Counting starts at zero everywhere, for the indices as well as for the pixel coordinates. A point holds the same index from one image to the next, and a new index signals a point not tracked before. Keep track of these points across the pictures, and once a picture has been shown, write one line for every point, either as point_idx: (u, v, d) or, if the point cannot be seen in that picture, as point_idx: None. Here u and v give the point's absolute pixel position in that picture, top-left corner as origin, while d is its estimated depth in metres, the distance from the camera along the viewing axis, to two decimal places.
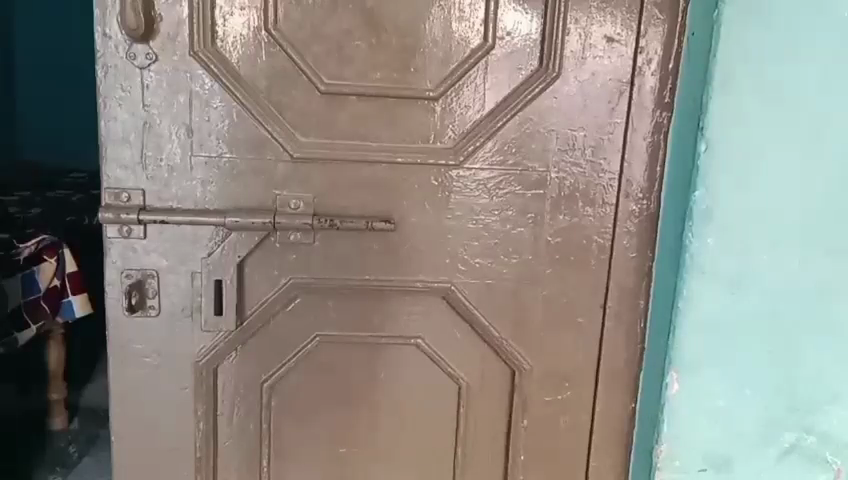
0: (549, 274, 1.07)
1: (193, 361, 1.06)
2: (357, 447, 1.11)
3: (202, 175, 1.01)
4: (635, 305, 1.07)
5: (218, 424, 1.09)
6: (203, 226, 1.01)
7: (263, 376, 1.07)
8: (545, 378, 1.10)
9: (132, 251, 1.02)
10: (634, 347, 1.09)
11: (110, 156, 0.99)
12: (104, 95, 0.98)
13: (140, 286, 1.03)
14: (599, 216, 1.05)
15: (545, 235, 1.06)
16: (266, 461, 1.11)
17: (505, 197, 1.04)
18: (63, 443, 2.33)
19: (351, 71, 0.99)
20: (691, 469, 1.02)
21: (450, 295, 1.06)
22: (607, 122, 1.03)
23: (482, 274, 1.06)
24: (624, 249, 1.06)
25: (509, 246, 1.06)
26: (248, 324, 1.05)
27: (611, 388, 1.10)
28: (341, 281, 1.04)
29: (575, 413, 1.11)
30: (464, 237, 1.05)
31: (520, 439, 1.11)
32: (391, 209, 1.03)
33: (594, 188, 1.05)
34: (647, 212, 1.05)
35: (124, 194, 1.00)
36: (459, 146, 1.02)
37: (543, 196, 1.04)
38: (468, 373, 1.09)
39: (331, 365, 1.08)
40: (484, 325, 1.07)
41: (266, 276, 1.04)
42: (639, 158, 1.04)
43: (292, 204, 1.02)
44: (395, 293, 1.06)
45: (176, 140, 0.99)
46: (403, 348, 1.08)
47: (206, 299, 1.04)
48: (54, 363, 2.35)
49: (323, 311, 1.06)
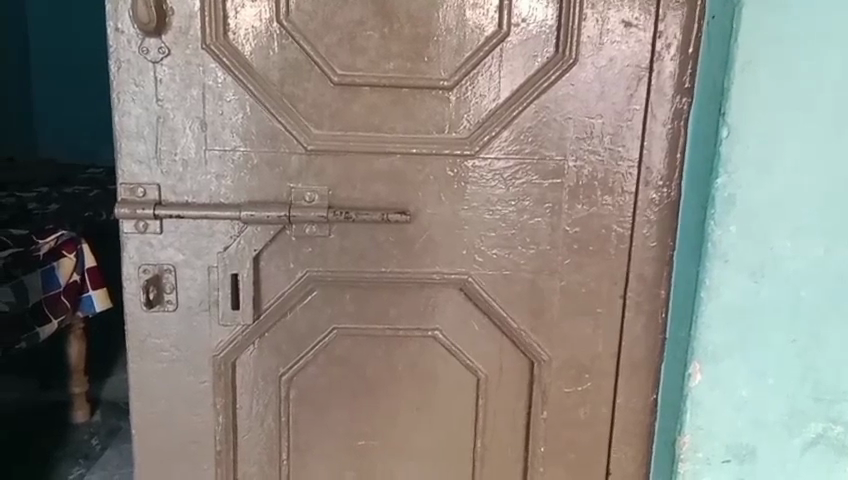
0: (567, 264, 1.05)
1: (211, 355, 1.06)
2: (375, 439, 1.11)
3: (216, 169, 1.00)
4: (655, 295, 1.06)
5: (236, 417, 1.09)
6: (218, 221, 1.01)
7: (281, 370, 1.07)
8: (565, 370, 1.09)
9: (148, 246, 1.02)
10: (655, 337, 1.07)
11: (125, 150, 0.99)
12: (117, 90, 0.97)
13: (157, 281, 1.03)
14: (619, 205, 1.04)
15: (563, 225, 1.04)
16: (286, 454, 1.11)
17: (522, 188, 1.03)
18: (86, 436, 2.36)
19: (364, 62, 0.98)
20: (714, 460, 1.00)
21: (467, 287, 1.05)
22: (625, 109, 1.01)
23: (499, 265, 1.05)
24: (643, 238, 1.04)
25: (526, 237, 1.04)
26: (265, 318, 1.05)
27: (632, 379, 1.09)
28: (357, 274, 1.04)
29: (595, 405, 1.10)
30: (480, 228, 1.04)
31: (539, 431, 1.10)
32: (407, 201, 1.02)
33: (613, 177, 1.03)
34: (668, 200, 1.03)
35: (139, 189, 1.00)
36: (474, 136, 1.01)
37: (560, 185, 1.03)
38: (486, 365, 1.08)
39: (347, 357, 1.08)
40: (501, 317, 1.06)
41: (281, 269, 1.03)
42: (658, 145, 1.02)
43: (307, 198, 1.01)
44: (411, 285, 1.05)
45: (190, 134, 0.99)
46: (420, 341, 1.07)
47: (222, 293, 1.04)
48: (74, 357, 2.38)
49: (340, 304, 1.05)
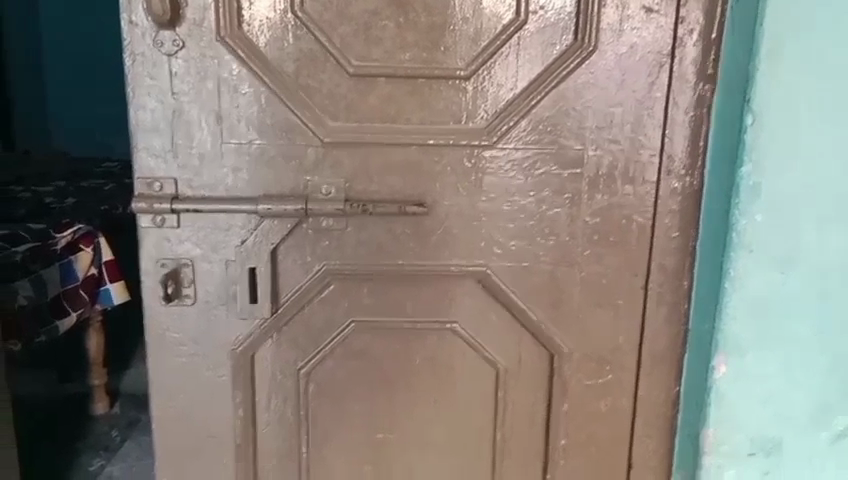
0: (587, 255, 1.04)
1: (230, 349, 1.06)
2: (394, 432, 1.10)
3: (233, 163, 1.00)
4: (677, 286, 1.04)
5: (256, 411, 1.09)
6: (235, 215, 1.01)
7: (299, 364, 1.07)
8: (585, 362, 1.07)
9: (165, 241, 1.01)
10: (677, 329, 1.05)
11: (142, 144, 0.99)
12: (133, 84, 0.97)
13: (175, 275, 1.03)
14: (640, 195, 1.02)
15: (583, 215, 1.02)
16: (305, 448, 1.11)
17: (541, 178, 1.01)
18: (106, 428, 2.39)
19: (379, 52, 0.97)
20: (739, 453, 0.99)
21: (485, 279, 1.04)
22: (646, 96, 0.99)
23: (518, 257, 1.04)
24: (665, 228, 1.02)
25: (545, 228, 1.03)
26: (283, 312, 1.04)
27: (654, 371, 1.07)
28: (374, 267, 1.03)
29: (616, 398, 1.08)
30: (499, 220, 1.02)
31: (559, 424, 1.09)
32: (424, 193, 1.01)
33: (634, 166, 1.01)
34: (691, 190, 1.01)
35: (156, 183, 1.00)
36: (492, 126, 0.99)
37: (580, 175, 1.01)
38: (506, 357, 1.07)
39: (365, 350, 1.07)
40: (520, 309, 1.05)
41: (298, 263, 1.03)
42: (680, 133, 1.00)
43: (323, 191, 1.00)
44: (429, 277, 1.04)
45: (206, 127, 0.98)
46: (438, 333, 1.06)
47: (240, 287, 1.03)
48: (93, 349, 2.41)
49: (358, 297, 1.05)
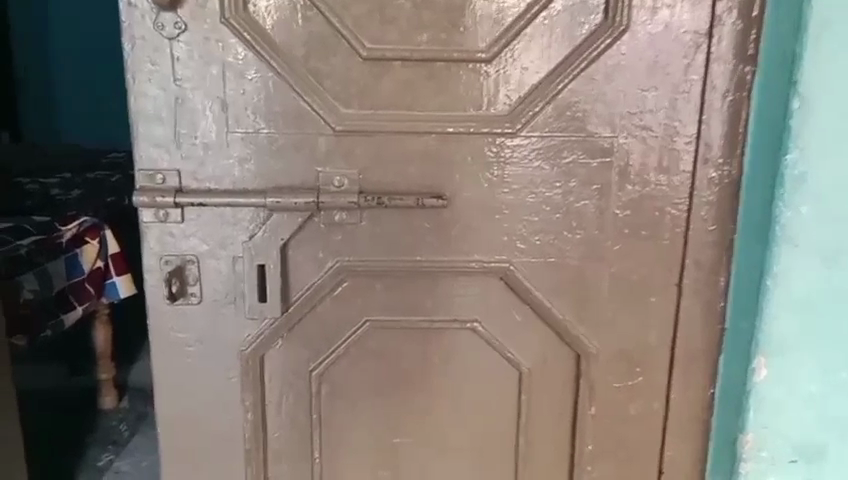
0: (616, 251, 0.97)
1: (238, 350, 1.00)
2: (411, 436, 1.05)
3: (239, 153, 0.94)
4: (713, 282, 0.97)
5: (266, 414, 1.04)
6: (243, 208, 0.95)
7: (311, 365, 1.01)
8: (614, 364, 1.01)
9: (169, 236, 0.96)
10: (713, 328, 0.99)
11: (143, 134, 0.93)
12: (132, 70, 0.91)
13: (180, 273, 0.97)
14: (674, 185, 0.95)
15: (612, 207, 0.96)
16: (317, 453, 1.05)
17: (568, 168, 0.95)
18: (114, 422, 2.35)
19: (394, 34, 0.90)
20: (779, 460, 0.93)
21: (508, 276, 0.98)
22: (682, 79, 0.92)
23: (543, 253, 0.97)
24: (702, 221, 0.96)
25: (572, 221, 0.96)
26: (294, 311, 0.99)
27: (687, 373, 1.01)
28: (390, 264, 0.97)
29: (647, 401, 1.02)
30: (523, 212, 0.96)
31: (586, 429, 1.03)
32: (443, 184, 0.95)
33: (667, 155, 0.94)
34: (729, 180, 0.95)
35: (158, 175, 0.94)
36: (516, 113, 0.93)
37: (609, 165, 0.95)
38: (530, 358, 1.01)
39: (382, 351, 1.01)
40: (545, 308, 0.99)
41: (310, 259, 0.97)
42: (718, 119, 0.93)
43: (336, 182, 0.94)
44: (448, 274, 0.98)
45: (210, 116, 0.92)
46: (457, 333, 1.01)
47: (248, 285, 0.97)
48: (101, 343, 2.37)
49: (372, 295, 0.99)
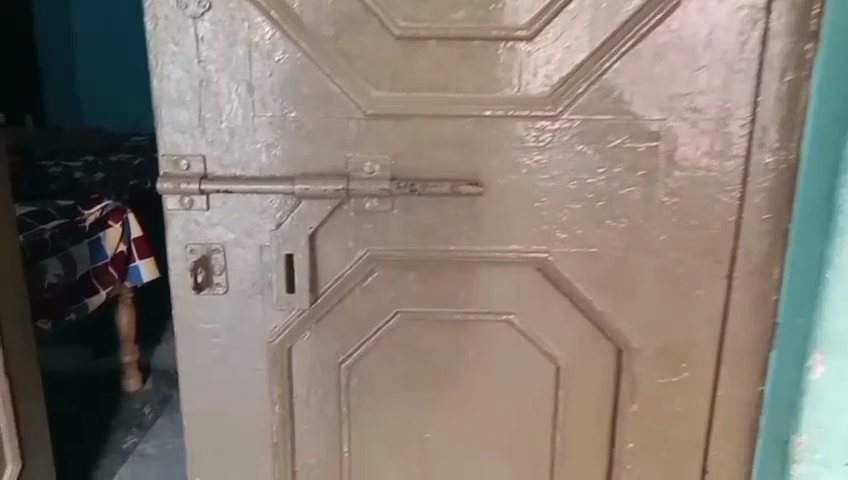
0: (662, 241, 0.92)
1: (265, 342, 0.97)
2: (444, 431, 1.01)
3: (266, 138, 0.89)
4: (766, 274, 0.92)
5: (295, 407, 1.01)
6: (270, 196, 0.91)
7: (341, 358, 0.98)
8: (657, 359, 0.96)
9: (194, 224, 0.92)
10: (764, 322, 0.94)
11: (167, 118, 0.89)
12: (155, 51, 0.87)
13: (205, 262, 0.94)
14: (726, 171, 0.90)
15: (659, 195, 0.91)
16: (346, 447, 1.02)
17: (613, 153, 0.89)
18: (138, 404, 2.35)
19: (428, 11, 0.85)
20: (834, 461, 0.89)
21: (546, 267, 0.93)
22: (737, 58, 0.86)
23: (585, 243, 0.92)
24: (755, 209, 0.90)
25: (615, 209, 0.91)
26: (323, 302, 0.95)
27: (735, 369, 0.96)
28: (423, 254, 0.93)
29: (691, 397, 0.98)
30: (563, 200, 0.91)
31: (627, 426, 0.99)
32: (479, 170, 0.90)
33: (719, 139, 0.89)
34: (786, 166, 0.89)
35: (183, 161, 0.90)
36: (557, 94, 0.87)
37: (656, 150, 0.89)
38: (568, 353, 0.97)
39: (413, 343, 0.98)
40: (585, 300, 0.94)
41: (340, 248, 0.93)
42: (775, 100, 0.87)
43: (367, 169, 0.90)
44: (483, 264, 0.94)
45: (236, 99, 0.88)
46: (493, 326, 0.96)
47: (276, 275, 0.94)
48: (125, 326, 2.38)
49: (404, 286, 0.95)
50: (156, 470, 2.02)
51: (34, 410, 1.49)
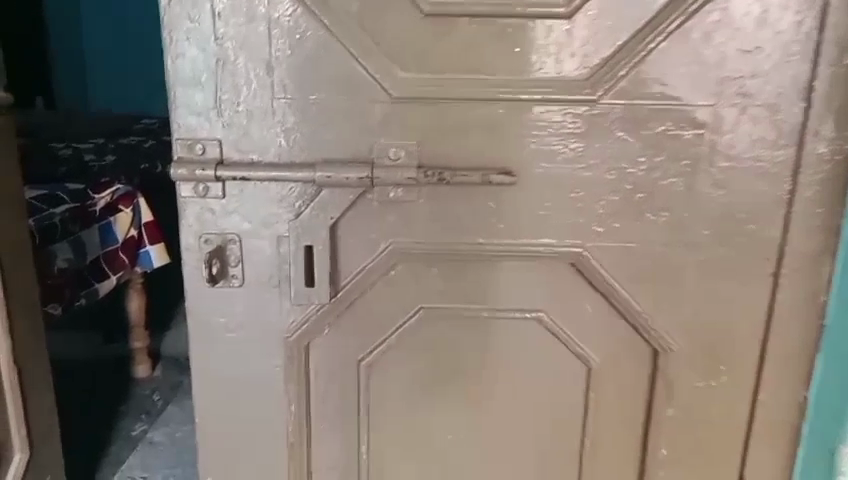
0: (705, 236, 0.87)
1: (283, 337, 0.93)
2: (468, 432, 0.97)
3: (286, 121, 0.84)
4: (815, 273, 0.86)
5: (313, 405, 0.96)
6: (289, 184, 0.86)
7: (361, 355, 0.93)
8: (696, 361, 0.91)
9: (209, 213, 0.87)
10: (811, 323, 0.88)
11: (181, 99, 0.84)
12: (169, 28, 0.82)
13: (220, 253, 0.89)
14: (776, 162, 0.84)
15: (703, 187, 0.85)
16: (365, 448, 0.98)
17: (654, 141, 0.84)
18: (148, 391, 2.32)
19: None
20: None
21: (580, 262, 0.88)
22: (793, 39, 0.80)
23: (622, 237, 0.87)
24: (806, 203, 0.85)
25: (656, 202, 0.86)
26: (344, 296, 0.90)
27: (779, 373, 0.91)
28: (450, 246, 0.88)
29: (731, 402, 0.92)
30: (601, 191, 0.86)
31: (662, 431, 0.94)
32: (512, 159, 0.85)
33: (770, 127, 0.83)
34: (841, 156, 0.83)
35: (198, 145, 0.85)
36: (597, 78, 0.82)
37: (702, 138, 0.83)
38: (602, 353, 0.92)
39: (438, 341, 0.93)
40: (621, 298, 0.89)
41: (362, 240, 0.88)
42: (833, 85, 0.81)
43: (392, 156, 0.85)
44: (514, 258, 0.88)
45: (254, 80, 0.83)
46: (522, 323, 0.91)
47: (295, 267, 0.89)
48: (135, 312, 2.35)
49: (429, 280, 0.90)
50: (165, 458, 1.99)
51: (43, 398, 1.45)
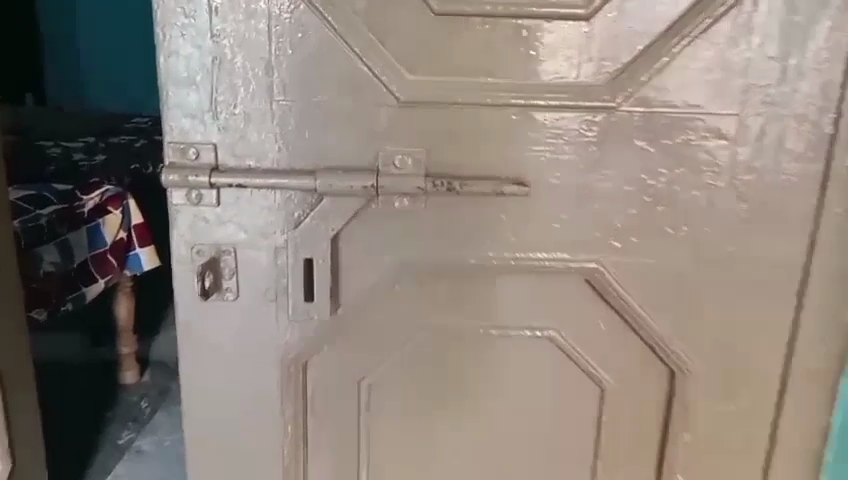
0: (728, 252, 0.82)
1: (279, 355, 0.87)
2: (473, 455, 0.92)
3: (285, 125, 0.79)
4: (842, 292, 0.82)
5: (310, 425, 0.91)
6: (289, 192, 0.81)
7: (362, 373, 0.88)
8: (715, 384, 0.87)
9: (203, 222, 0.82)
10: (837, 345, 0.84)
11: (174, 100, 0.79)
12: (162, 23, 0.76)
13: (214, 265, 0.84)
14: (803, 175, 0.80)
15: (726, 200, 0.81)
16: (364, 471, 0.93)
17: (677, 151, 0.79)
18: (135, 397, 2.25)
19: None
20: None
21: (596, 278, 0.83)
22: (825, 44, 0.76)
23: (640, 252, 0.82)
24: (834, 219, 0.80)
25: (677, 215, 0.81)
26: (345, 311, 0.85)
27: (802, 396, 0.86)
28: (458, 260, 0.83)
29: (750, 426, 0.88)
30: (619, 204, 0.81)
31: (678, 456, 0.89)
32: (526, 168, 0.80)
33: (798, 138, 0.79)
34: None
35: (191, 150, 0.80)
36: (617, 84, 0.77)
37: (726, 149, 0.79)
38: (616, 373, 0.87)
39: (443, 359, 0.88)
40: (638, 317, 0.84)
41: (365, 252, 0.83)
42: None
43: (398, 163, 0.80)
44: (525, 273, 0.84)
45: (252, 80, 0.78)
46: (533, 342, 0.86)
47: (293, 280, 0.84)
48: (124, 316, 2.28)
49: (435, 295, 0.85)
50: (153, 468, 1.92)
51: (24, 408, 1.38)
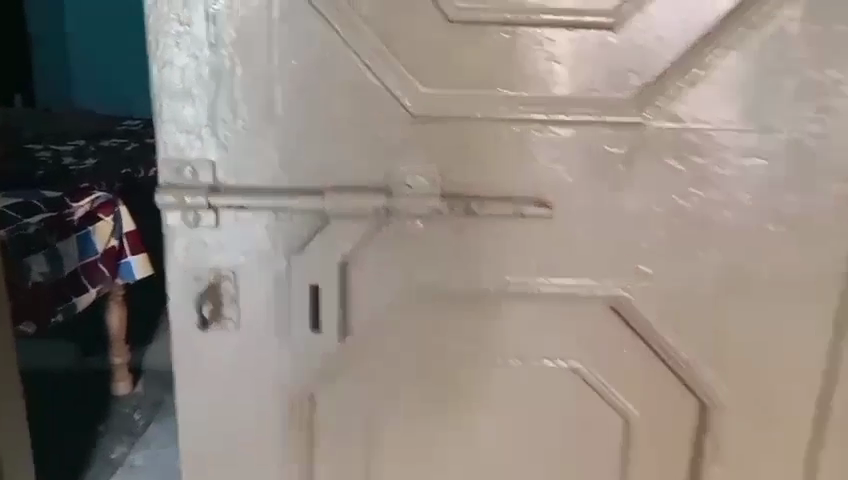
0: (763, 277, 0.77)
1: (283, 387, 0.81)
2: None
3: (290, 142, 0.73)
4: None
5: (315, 461, 0.85)
6: (294, 214, 0.75)
7: (371, 405, 0.82)
8: (748, 416, 0.81)
9: (201, 246, 0.76)
10: None
11: (168, 115, 0.73)
12: (155, 31, 0.70)
13: (213, 292, 0.78)
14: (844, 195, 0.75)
15: (762, 222, 0.75)
16: None
17: (710, 169, 0.74)
18: (128, 409, 2.16)
19: None
20: None
21: (622, 306, 0.78)
22: None
23: (669, 278, 0.77)
24: None
25: (709, 238, 0.76)
26: (353, 340, 0.79)
27: (837, 428, 0.82)
28: (475, 285, 0.77)
29: (783, 458, 0.83)
30: (647, 226, 0.75)
31: None
32: (548, 187, 0.74)
33: (839, 156, 0.73)
34: None
35: (188, 168, 0.74)
36: (646, 98, 0.72)
37: (762, 168, 0.74)
38: (643, 405, 0.82)
39: (459, 390, 0.82)
40: (667, 346, 0.79)
41: (376, 278, 0.77)
42: None
43: (411, 183, 0.74)
44: (547, 300, 0.78)
45: (254, 93, 0.72)
46: (554, 373, 0.81)
47: (298, 308, 0.78)
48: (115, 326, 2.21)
49: (450, 322, 0.80)
50: None
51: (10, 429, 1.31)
